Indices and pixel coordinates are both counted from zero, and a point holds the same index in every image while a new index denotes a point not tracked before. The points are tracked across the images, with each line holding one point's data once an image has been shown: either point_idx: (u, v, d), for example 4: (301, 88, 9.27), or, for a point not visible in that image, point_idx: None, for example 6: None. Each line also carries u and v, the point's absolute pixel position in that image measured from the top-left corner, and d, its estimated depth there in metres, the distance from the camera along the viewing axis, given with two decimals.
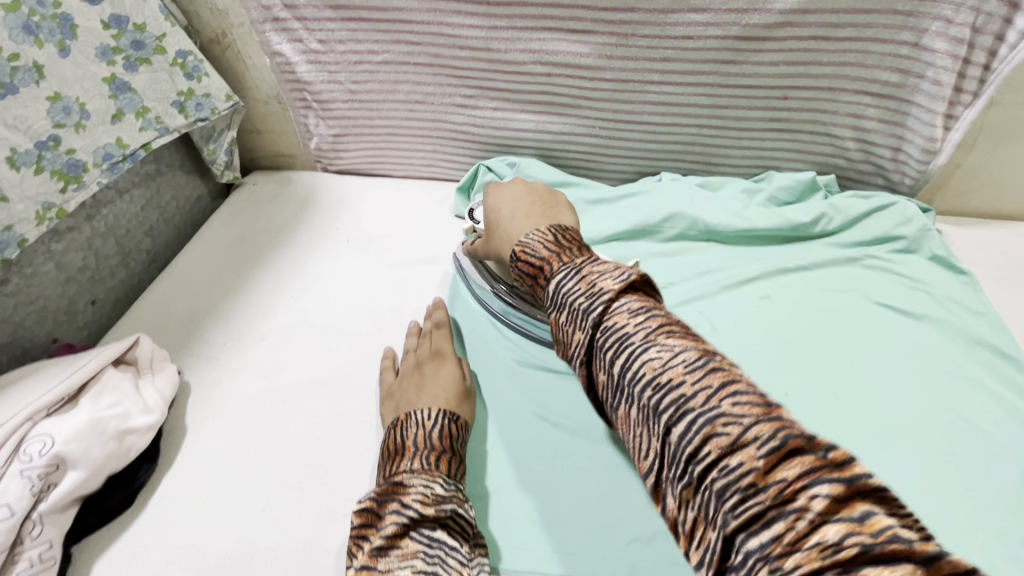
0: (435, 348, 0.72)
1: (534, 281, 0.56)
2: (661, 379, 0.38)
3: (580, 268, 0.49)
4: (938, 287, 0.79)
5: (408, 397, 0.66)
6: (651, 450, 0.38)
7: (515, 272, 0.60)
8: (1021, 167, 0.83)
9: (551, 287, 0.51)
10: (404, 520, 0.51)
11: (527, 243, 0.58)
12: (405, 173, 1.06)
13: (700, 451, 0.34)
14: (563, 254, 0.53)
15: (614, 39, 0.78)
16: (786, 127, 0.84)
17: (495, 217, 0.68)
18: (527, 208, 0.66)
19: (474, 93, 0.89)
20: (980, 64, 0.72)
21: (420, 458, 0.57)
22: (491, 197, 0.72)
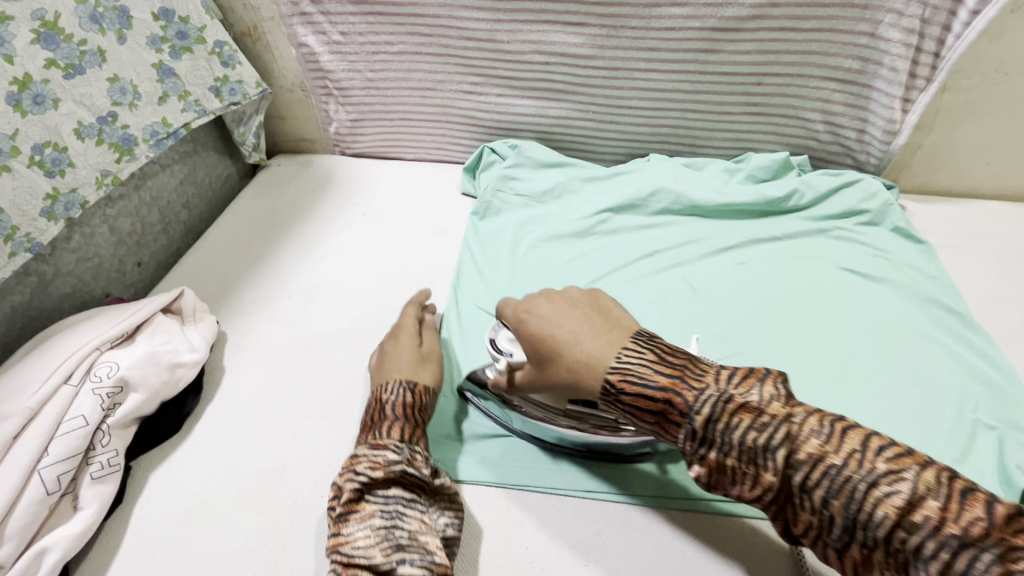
0: (399, 326, 0.75)
1: (654, 417, 0.51)
2: (888, 500, 0.40)
3: (712, 396, 0.47)
4: (897, 254, 0.88)
5: (378, 373, 0.69)
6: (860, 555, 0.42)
7: (615, 405, 0.53)
8: (975, 148, 0.92)
9: (697, 426, 0.47)
10: (358, 485, 0.56)
11: (622, 365, 0.52)
12: (416, 156, 1.15)
13: (943, 560, 0.38)
14: (686, 379, 0.50)
15: (606, 31, 0.88)
16: (761, 110, 0.93)
17: (541, 339, 0.58)
18: (586, 317, 0.58)
19: (480, 81, 0.99)
20: (931, 52, 0.81)
21: (377, 430, 0.61)
22: (523, 317, 0.61)
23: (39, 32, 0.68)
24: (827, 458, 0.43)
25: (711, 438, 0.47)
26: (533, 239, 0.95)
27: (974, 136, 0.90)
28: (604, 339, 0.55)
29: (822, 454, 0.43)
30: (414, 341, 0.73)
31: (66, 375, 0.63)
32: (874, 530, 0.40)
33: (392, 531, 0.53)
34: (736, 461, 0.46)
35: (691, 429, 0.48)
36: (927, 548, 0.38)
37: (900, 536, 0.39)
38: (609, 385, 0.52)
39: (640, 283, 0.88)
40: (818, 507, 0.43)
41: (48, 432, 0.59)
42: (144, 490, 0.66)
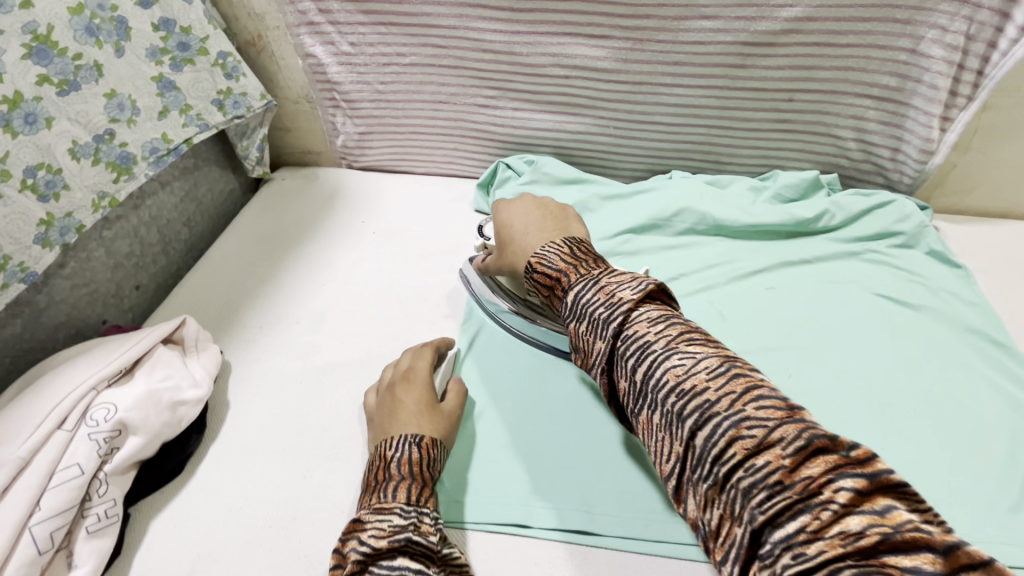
0: (409, 370, 0.71)
1: (549, 291, 0.64)
2: (684, 384, 0.45)
3: (587, 280, 0.59)
4: (934, 280, 0.84)
5: (381, 423, 0.65)
6: (677, 452, 0.46)
7: (530, 281, 0.67)
8: (1013, 167, 0.88)
9: (569, 297, 0.59)
10: (359, 555, 0.50)
11: (542, 253, 0.66)
12: (426, 170, 1.11)
13: (724, 451, 0.42)
14: (580, 266, 0.62)
15: (630, 44, 0.83)
16: (791, 127, 0.89)
17: (505, 232, 0.75)
18: (540, 221, 0.73)
19: (496, 94, 0.95)
20: (974, 69, 0.77)
21: (379, 493, 0.56)
22: (503, 212, 0.78)
23: (30, 47, 0.63)
24: (712, 411, 0.43)
25: (575, 308, 0.58)
26: None
27: (1014, 155, 0.87)
28: (541, 235, 0.70)
29: (699, 387, 0.44)
30: (426, 390, 0.68)
31: (59, 420, 0.58)
32: (720, 466, 0.42)
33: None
34: (718, 493, 0.43)
35: (567, 302, 0.60)
36: (758, 489, 0.39)
37: (736, 473, 0.41)
38: (529, 264, 0.67)
39: None
40: (688, 441, 0.45)
41: (40, 483, 0.55)
42: (144, 540, 0.61)
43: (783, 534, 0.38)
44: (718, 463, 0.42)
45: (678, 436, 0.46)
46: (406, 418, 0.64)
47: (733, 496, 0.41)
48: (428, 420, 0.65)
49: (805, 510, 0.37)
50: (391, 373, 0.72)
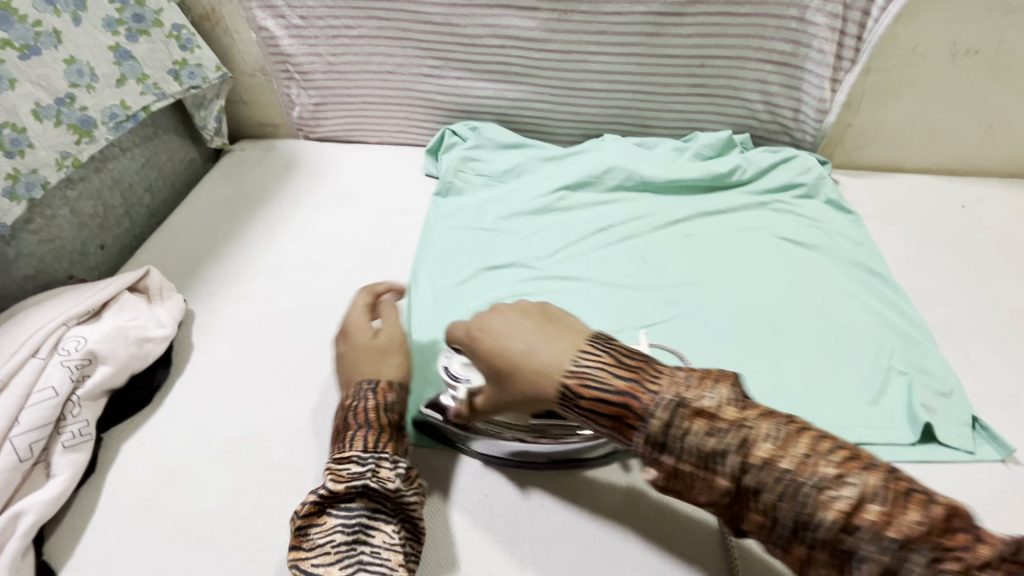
0: (352, 321, 0.72)
1: (614, 422, 0.50)
2: (772, 464, 0.43)
3: (668, 400, 0.47)
4: (828, 224, 0.95)
5: (343, 376, 0.68)
6: (778, 535, 0.44)
7: (576, 413, 0.52)
8: (898, 125, 1.00)
9: (649, 425, 0.47)
10: (318, 499, 0.56)
11: (580, 371, 0.51)
12: (379, 140, 1.18)
13: (827, 522, 0.41)
14: (643, 382, 0.49)
15: (556, 15, 0.92)
16: (705, 91, 0.99)
17: (497, 356, 0.56)
18: (531, 322, 0.56)
19: (439, 64, 1.02)
20: (854, 35, 0.88)
21: (338, 441, 0.60)
22: (475, 336, 0.58)
23: None
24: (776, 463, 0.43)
25: (666, 444, 0.47)
26: (494, 216, 1.00)
27: (898, 113, 0.98)
28: (562, 345, 0.53)
29: (774, 457, 0.44)
30: (371, 335, 0.70)
31: (33, 349, 0.65)
32: (817, 531, 0.42)
33: (354, 546, 0.55)
34: (692, 465, 0.46)
35: (648, 433, 0.47)
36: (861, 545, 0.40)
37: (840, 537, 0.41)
38: (568, 391, 0.51)
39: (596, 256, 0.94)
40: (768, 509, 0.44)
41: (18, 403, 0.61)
42: (118, 459, 0.68)
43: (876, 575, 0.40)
44: (809, 524, 0.42)
45: (753, 503, 0.44)
46: (360, 368, 0.67)
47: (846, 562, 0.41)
48: (382, 364, 0.67)
49: (895, 543, 0.39)
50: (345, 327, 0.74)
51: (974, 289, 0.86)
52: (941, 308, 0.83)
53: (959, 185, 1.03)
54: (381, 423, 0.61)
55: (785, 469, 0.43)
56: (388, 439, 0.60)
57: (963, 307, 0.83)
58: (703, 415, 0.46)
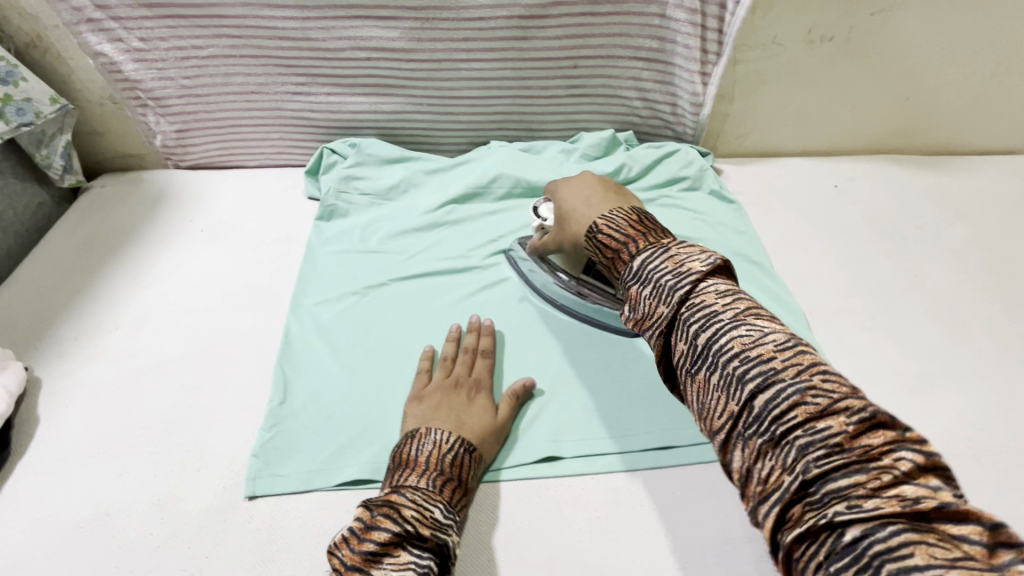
0: (474, 374, 0.73)
1: (612, 258, 0.56)
2: (750, 351, 0.42)
3: (698, 283, 0.48)
4: (711, 215, 0.97)
5: (432, 411, 0.67)
6: (738, 427, 0.41)
7: (590, 246, 0.60)
8: (772, 112, 1.03)
9: (636, 264, 0.53)
10: (400, 530, 0.51)
11: (610, 217, 0.59)
12: (258, 163, 1.10)
13: (784, 416, 0.39)
14: (648, 236, 0.55)
15: (419, 24, 0.88)
16: (583, 92, 0.98)
17: (562, 209, 0.67)
18: (591, 192, 0.65)
19: (305, 81, 0.96)
20: (715, 28, 0.89)
21: (427, 477, 0.58)
22: (559, 188, 0.70)
23: None
24: (801, 383, 0.40)
25: (645, 279, 0.51)
26: (379, 236, 0.95)
27: (770, 101, 1.01)
28: (603, 205, 0.62)
29: (808, 365, 0.41)
30: (492, 411, 0.70)
31: None
32: (804, 441, 0.38)
33: None
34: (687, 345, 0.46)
35: (660, 321, 0.48)
36: (814, 447, 0.38)
37: (820, 452, 0.37)
38: (593, 227, 0.59)
39: (486, 269, 0.91)
40: (760, 416, 0.40)
41: None
42: None
43: (855, 503, 0.35)
44: (801, 440, 0.38)
45: (753, 415, 0.41)
46: (459, 420, 0.67)
47: (803, 475, 0.37)
48: (487, 436, 0.67)
49: (869, 472, 0.36)
50: (456, 370, 0.74)
51: (846, 266, 0.90)
52: (816, 290, 0.86)
53: (832, 164, 1.08)
54: (460, 477, 0.61)
55: (804, 381, 0.40)
56: (461, 493, 0.60)
57: (835, 286, 0.87)
58: (810, 409, 0.39)
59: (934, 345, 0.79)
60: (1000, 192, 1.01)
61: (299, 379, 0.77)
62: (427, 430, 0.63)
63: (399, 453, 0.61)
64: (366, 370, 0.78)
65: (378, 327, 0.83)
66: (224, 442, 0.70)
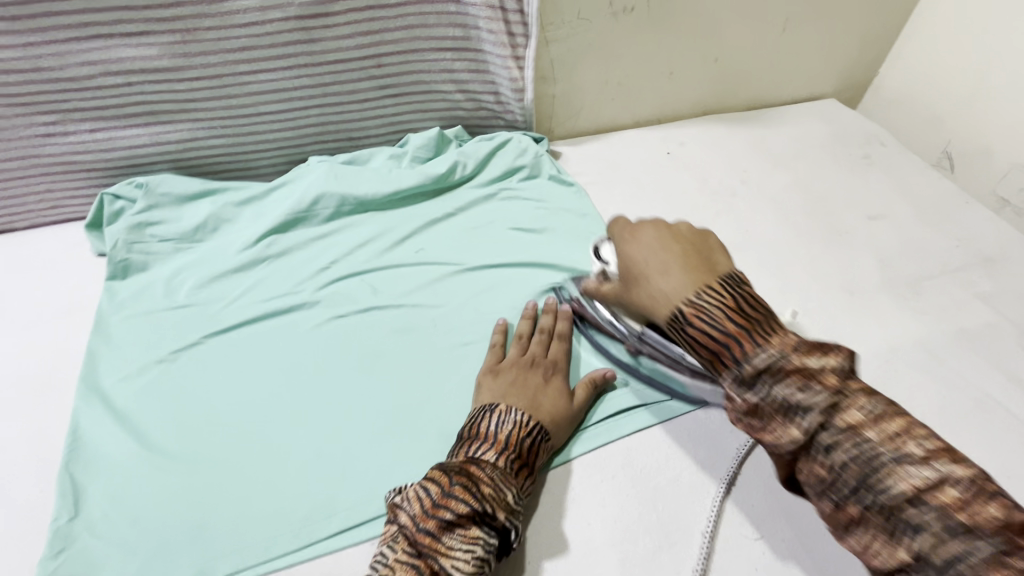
0: (552, 356, 0.71)
1: (709, 356, 0.51)
2: (850, 428, 0.44)
3: (770, 356, 0.48)
4: (553, 202, 0.95)
5: (507, 390, 0.66)
6: (847, 514, 0.44)
7: (678, 338, 0.53)
8: (597, 88, 1.01)
9: (751, 369, 0.48)
10: (473, 508, 0.53)
11: (698, 303, 0.52)
12: (27, 224, 0.90)
13: (896, 495, 0.42)
14: (753, 332, 0.49)
15: (180, 37, 0.76)
16: (397, 91, 0.90)
17: (631, 262, 0.58)
18: (669, 257, 0.55)
19: (56, 119, 0.80)
20: (515, 10, 0.85)
21: (505, 458, 0.58)
22: (629, 240, 0.59)
23: None
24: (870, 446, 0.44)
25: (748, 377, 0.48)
26: (188, 287, 0.82)
27: (591, 76, 0.99)
28: (684, 278, 0.54)
29: (862, 426, 0.44)
30: (566, 395, 0.68)
31: None
32: (880, 495, 0.42)
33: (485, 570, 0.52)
34: (770, 413, 0.47)
35: (738, 375, 0.49)
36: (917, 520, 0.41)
37: (904, 509, 0.41)
38: (679, 315, 0.52)
39: (319, 302, 0.81)
40: (832, 467, 0.44)
41: None
42: None
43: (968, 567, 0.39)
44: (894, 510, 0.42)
45: (841, 483, 0.44)
46: (533, 403, 0.65)
47: (897, 528, 0.42)
48: (561, 422, 0.65)
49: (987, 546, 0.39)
50: (531, 350, 0.71)
51: None
52: None
53: (664, 131, 1.10)
54: (533, 462, 0.61)
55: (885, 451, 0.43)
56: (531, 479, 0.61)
57: None
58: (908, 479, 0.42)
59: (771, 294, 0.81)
60: (810, 137, 1.08)
61: (95, 482, 0.63)
62: (507, 411, 0.62)
63: (477, 426, 0.62)
64: (181, 451, 0.66)
65: (193, 397, 0.71)
66: None
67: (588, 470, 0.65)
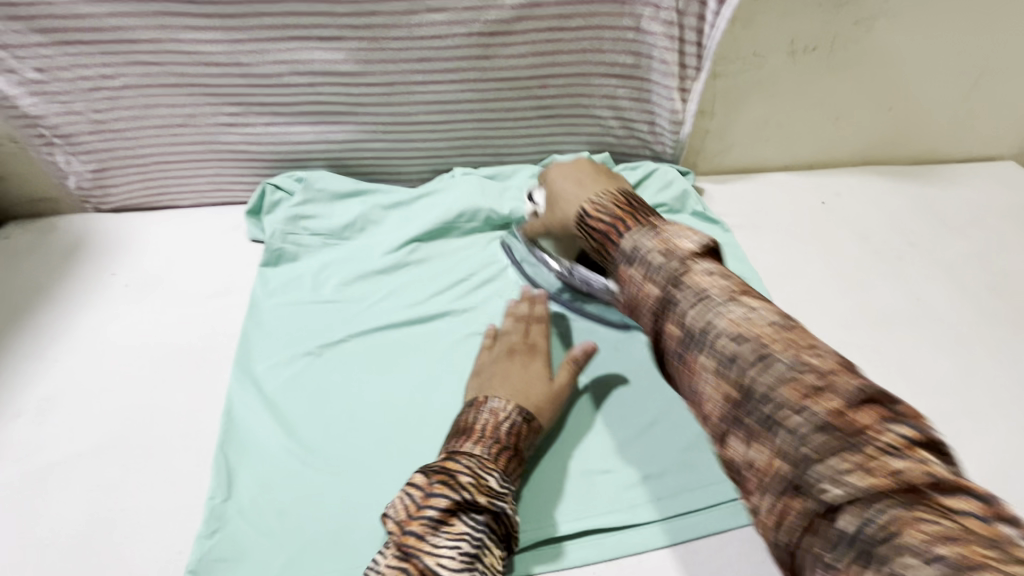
0: (531, 342, 0.71)
1: (602, 240, 0.60)
2: (742, 331, 0.45)
3: (673, 267, 0.51)
4: (699, 233, 0.91)
5: (490, 381, 0.65)
6: (723, 393, 0.44)
7: (582, 230, 0.63)
8: (756, 127, 0.96)
9: (624, 245, 0.56)
10: (455, 502, 0.52)
11: (596, 201, 0.62)
12: (192, 202, 0.97)
13: (775, 391, 0.41)
14: (635, 216, 0.59)
15: (366, 44, 0.78)
16: (554, 112, 0.89)
17: (553, 186, 0.70)
18: (584, 175, 0.67)
19: (240, 110, 0.84)
20: (693, 41, 0.81)
21: (482, 445, 0.57)
22: (548, 171, 0.72)
23: None
24: (769, 354, 0.43)
25: (690, 330, 0.48)
26: (334, 283, 0.84)
27: (751, 115, 0.94)
28: (591, 189, 0.64)
29: (761, 335, 0.44)
30: (548, 376, 0.67)
31: None
32: (766, 404, 0.41)
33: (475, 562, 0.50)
34: (693, 347, 0.47)
35: (634, 250, 0.55)
36: (806, 428, 0.39)
37: (784, 412, 0.40)
38: (581, 211, 0.63)
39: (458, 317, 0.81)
40: (727, 369, 0.44)
41: None
42: None
43: (836, 478, 0.36)
44: (781, 408, 0.40)
45: (727, 377, 0.44)
46: (519, 389, 0.64)
47: (767, 419, 0.41)
48: (550, 404, 0.65)
49: (858, 449, 0.36)
50: (512, 339, 0.71)
51: (843, 293, 0.85)
52: (819, 324, 0.80)
53: (818, 179, 1.02)
54: (517, 446, 0.60)
55: (773, 348, 0.43)
56: (517, 464, 0.59)
57: (835, 317, 0.82)
58: (799, 384, 0.40)
59: (948, 380, 0.74)
60: (991, 204, 0.98)
61: (242, 463, 0.65)
62: (486, 398, 0.62)
63: (460, 420, 0.61)
64: (322, 448, 0.67)
65: (336, 394, 0.72)
66: (146, 557, 0.58)
67: (747, 548, 0.60)
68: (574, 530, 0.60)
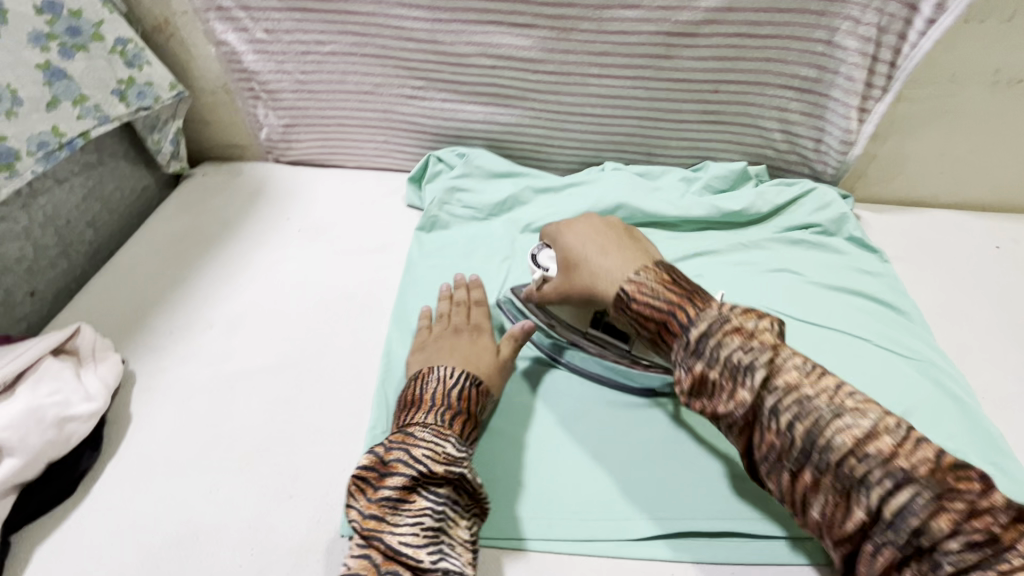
0: (474, 322, 0.74)
1: (656, 328, 0.59)
2: (798, 390, 0.49)
3: (711, 317, 0.55)
4: (856, 259, 0.87)
5: (437, 353, 0.69)
6: (792, 455, 0.48)
7: (627, 318, 0.62)
8: (931, 158, 0.91)
9: (688, 335, 0.55)
10: (413, 473, 0.54)
11: (638, 279, 0.61)
12: (358, 164, 1.06)
13: (843, 446, 0.45)
14: (686, 304, 0.57)
15: (556, 34, 0.82)
16: (719, 119, 0.89)
17: (569, 250, 0.69)
18: (606, 241, 0.68)
19: (422, 84, 0.91)
20: (887, 61, 0.78)
21: (435, 414, 0.60)
22: (563, 231, 0.72)
23: None
24: (811, 403, 0.48)
25: (763, 410, 0.49)
26: (483, 256, 0.89)
27: (929, 145, 0.89)
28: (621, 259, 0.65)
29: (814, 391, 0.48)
30: (493, 350, 0.71)
31: None
32: (829, 453, 0.45)
33: (438, 534, 0.52)
34: (719, 374, 0.52)
35: (687, 343, 0.55)
36: (867, 472, 0.44)
37: (849, 463, 0.45)
38: (624, 293, 0.61)
39: None
40: (781, 430, 0.48)
41: None
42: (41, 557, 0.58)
43: (931, 519, 0.41)
44: (839, 462, 0.45)
45: (799, 443, 0.47)
46: (465, 359, 0.68)
47: (851, 485, 0.44)
48: (492, 373, 0.68)
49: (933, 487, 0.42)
50: (454, 321, 0.74)
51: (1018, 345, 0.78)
52: (987, 373, 0.75)
53: (992, 221, 0.95)
54: (472, 412, 0.63)
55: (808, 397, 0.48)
56: (472, 426, 0.62)
57: (1008, 368, 0.76)
58: (856, 432, 0.45)
59: None
60: None
61: None
62: (430, 368, 0.66)
63: (406, 394, 0.65)
64: None
65: None
66: (314, 469, 0.64)
67: None
68: (712, 529, 0.60)
